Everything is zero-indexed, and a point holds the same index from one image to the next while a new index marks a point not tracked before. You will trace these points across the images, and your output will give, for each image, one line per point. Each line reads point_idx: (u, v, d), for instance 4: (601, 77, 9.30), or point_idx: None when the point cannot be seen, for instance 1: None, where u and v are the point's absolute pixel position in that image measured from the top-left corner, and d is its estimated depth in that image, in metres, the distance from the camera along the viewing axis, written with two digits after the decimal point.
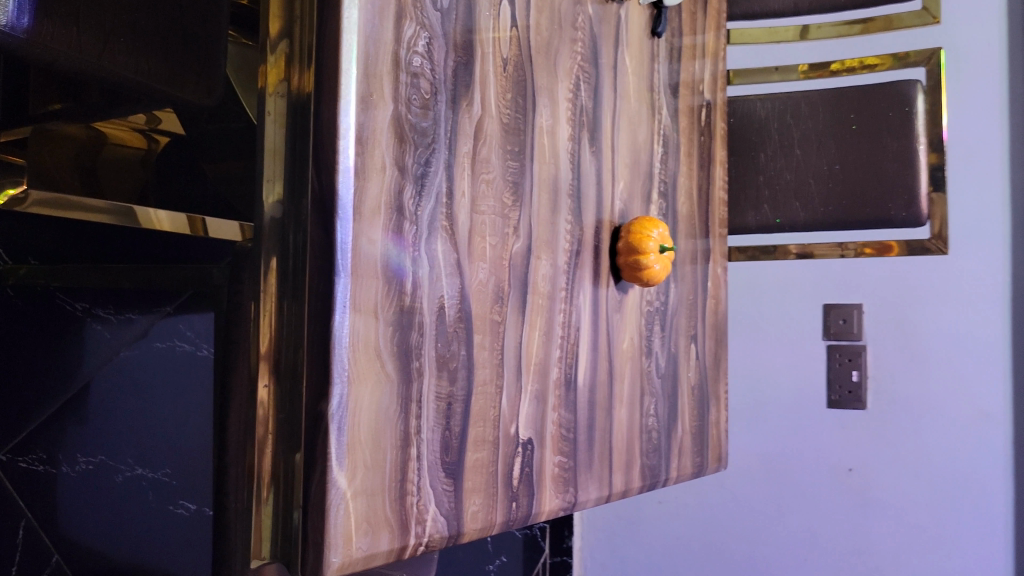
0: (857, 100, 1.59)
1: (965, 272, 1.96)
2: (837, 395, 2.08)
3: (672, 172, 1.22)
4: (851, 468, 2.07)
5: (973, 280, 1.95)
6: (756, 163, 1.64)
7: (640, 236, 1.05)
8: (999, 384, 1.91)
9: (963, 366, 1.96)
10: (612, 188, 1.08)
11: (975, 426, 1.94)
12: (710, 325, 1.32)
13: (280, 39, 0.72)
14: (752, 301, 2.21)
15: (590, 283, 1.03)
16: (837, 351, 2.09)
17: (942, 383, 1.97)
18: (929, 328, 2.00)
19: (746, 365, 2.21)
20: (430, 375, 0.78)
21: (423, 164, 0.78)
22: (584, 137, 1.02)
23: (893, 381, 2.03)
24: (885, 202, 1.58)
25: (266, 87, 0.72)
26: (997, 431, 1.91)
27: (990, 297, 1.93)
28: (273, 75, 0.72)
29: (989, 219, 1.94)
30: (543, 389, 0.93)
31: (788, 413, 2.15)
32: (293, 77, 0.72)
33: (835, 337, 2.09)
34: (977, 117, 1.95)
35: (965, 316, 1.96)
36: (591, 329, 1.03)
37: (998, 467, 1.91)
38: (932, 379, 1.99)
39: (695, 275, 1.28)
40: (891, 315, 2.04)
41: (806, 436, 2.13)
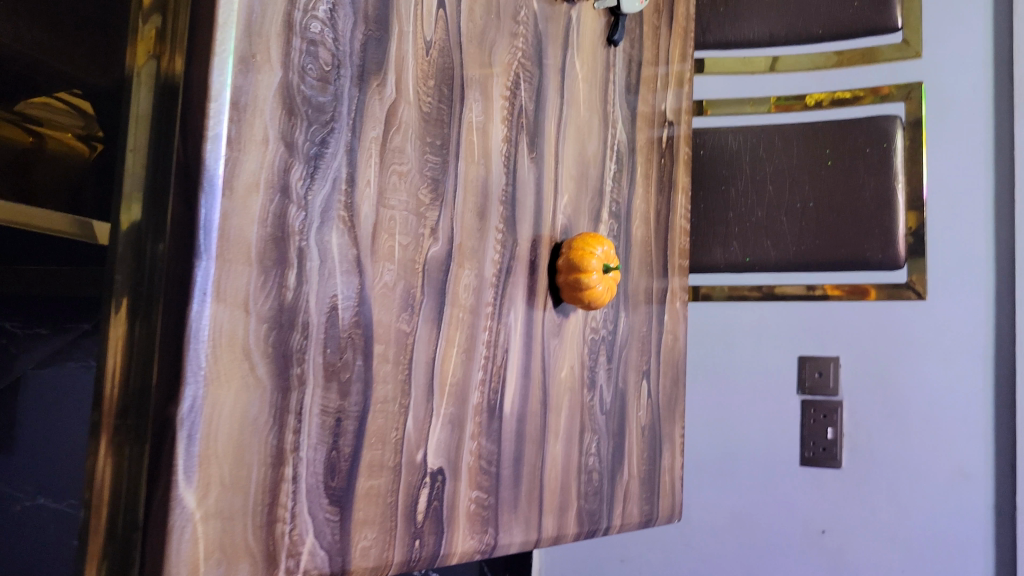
0: (833, 136, 1.52)
1: (943, 319, 1.81)
2: (811, 452, 1.90)
3: (627, 193, 1.13)
4: (824, 529, 1.89)
5: (951, 328, 1.80)
6: (726, 198, 1.56)
7: (583, 254, 0.95)
8: (981, 440, 1.76)
9: (942, 422, 1.80)
10: (555, 202, 0.99)
11: (954, 485, 1.77)
12: (665, 362, 1.21)
13: (153, 10, 0.63)
14: (718, 344, 2.04)
15: (523, 302, 0.93)
16: (810, 406, 1.91)
17: (920, 438, 1.81)
18: (904, 380, 1.83)
19: (711, 417, 2.02)
20: (314, 385, 0.68)
21: (319, 144, 0.68)
22: (521, 140, 0.93)
23: (867, 437, 1.86)
24: (862, 243, 1.50)
25: (134, 62, 0.63)
26: (978, 491, 1.76)
27: (970, 346, 1.78)
28: (143, 49, 0.63)
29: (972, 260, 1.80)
30: (460, 415, 0.83)
31: (756, 472, 1.96)
32: (165, 51, 0.62)
33: (810, 392, 1.92)
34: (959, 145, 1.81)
35: (945, 368, 1.80)
36: (523, 353, 0.93)
37: (979, 530, 1.75)
38: (909, 435, 1.82)
39: (650, 307, 1.18)
40: (866, 366, 1.87)
41: (773, 495, 1.94)
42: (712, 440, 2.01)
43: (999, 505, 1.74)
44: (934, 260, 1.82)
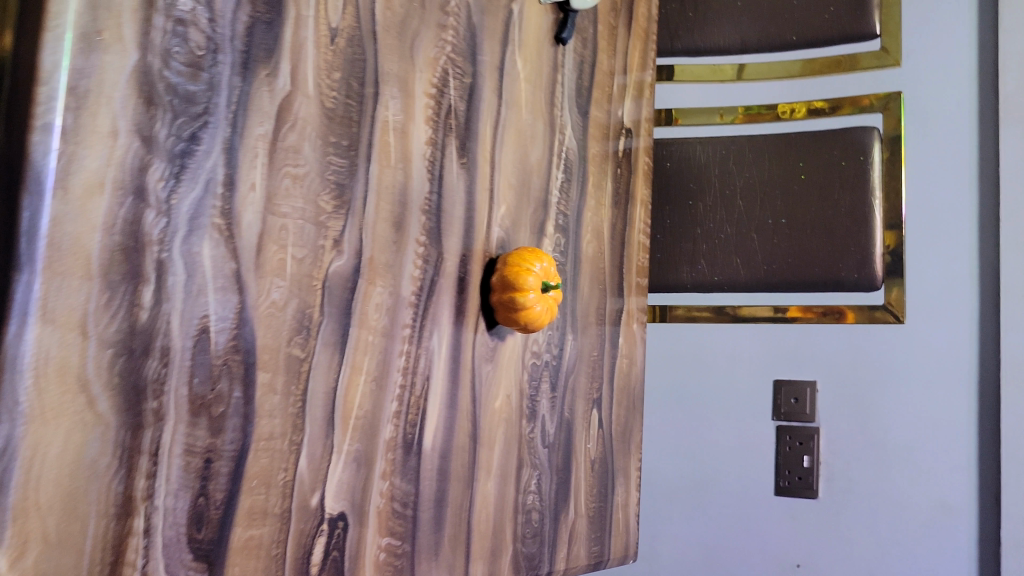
0: (805, 147, 1.49)
1: (921, 317, 1.43)
2: (784, 483, 1.48)
3: (576, 204, 1.04)
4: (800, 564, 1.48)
5: (929, 327, 1.42)
6: (694, 214, 1.55)
7: (517, 271, 0.86)
8: (960, 461, 1.39)
9: (930, 452, 1.41)
10: (490, 213, 0.89)
11: (935, 518, 1.40)
12: (618, 389, 1.11)
13: None
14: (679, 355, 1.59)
15: (449, 324, 0.83)
16: (785, 433, 1.49)
17: (894, 462, 1.43)
18: (896, 403, 1.43)
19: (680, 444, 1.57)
20: (175, 421, 0.58)
21: (188, 140, 0.59)
22: (449, 143, 0.83)
23: (857, 467, 1.45)
24: (836, 261, 1.47)
25: None
26: (960, 524, 1.38)
27: (953, 348, 1.41)
28: None
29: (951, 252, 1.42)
30: (369, 452, 0.73)
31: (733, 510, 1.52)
32: None
33: (786, 417, 1.49)
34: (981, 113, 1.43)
35: (928, 374, 1.42)
36: (448, 380, 0.83)
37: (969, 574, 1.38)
38: (887, 458, 1.43)
39: (602, 329, 1.08)
40: (854, 386, 1.46)
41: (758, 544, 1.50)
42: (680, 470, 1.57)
43: (989, 542, 1.37)
44: (928, 251, 1.43)
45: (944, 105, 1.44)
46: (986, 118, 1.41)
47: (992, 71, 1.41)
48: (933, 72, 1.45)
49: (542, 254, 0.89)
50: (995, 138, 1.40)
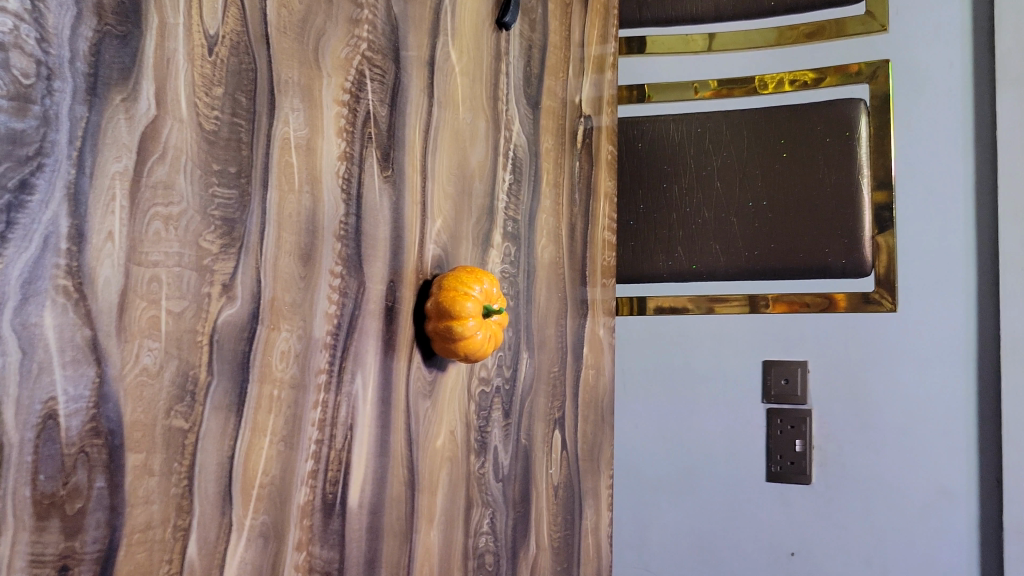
0: (786, 123, 1.39)
1: (916, 294, 1.31)
2: (776, 467, 1.36)
3: (528, 205, 0.93)
4: (793, 553, 1.36)
5: (924, 304, 1.30)
6: (668, 198, 1.45)
7: (453, 296, 0.76)
8: (961, 446, 1.27)
9: (927, 438, 1.29)
10: (424, 228, 0.79)
11: (934, 507, 1.28)
12: (584, 402, 1.02)
13: None
14: (655, 341, 1.46)
15: (376, 361, 0.73)
16: (776, 417, 1.37)
17: (889, 447, 1.31)
18: (893, 385, 1.31)
19: (663, 428, 1.45)
20: (15, 530, 0.48)
21: (15, 189, 0.48)
22: (367, 155, 0.73)
23: (853, 451, 1.33)
24: (822, 246, 1.37)
25: None
26: (961, 513, 1.27)
27: (951, 326, 1.29)
28: None
29: (946, 222, 1.29)
30: (279, 524, 0.64)
31: (726, 495, 1.40)
32: None
33: (777, 400, 1.37)
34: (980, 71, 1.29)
35: (925, 354, 1.29)
36: (377, 426, 0.73)
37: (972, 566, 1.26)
38: (881, 443, 1.31)
39: (563, 341, 0.98)
40: (848, 368, 1.34)
41: (753, 532, 1.38)
42: (665, 457, 1.44)
43: (993, 532, 1.25)
44: (921, 225, 1.31)
45: (937, 68, 1.32)
46: (982, 82, 1.29)
47: (988, 29, 1.29)
48: (924, 33, 1.33)
49: (485, 273, 0.79)
50: (991, 102, 1.28)
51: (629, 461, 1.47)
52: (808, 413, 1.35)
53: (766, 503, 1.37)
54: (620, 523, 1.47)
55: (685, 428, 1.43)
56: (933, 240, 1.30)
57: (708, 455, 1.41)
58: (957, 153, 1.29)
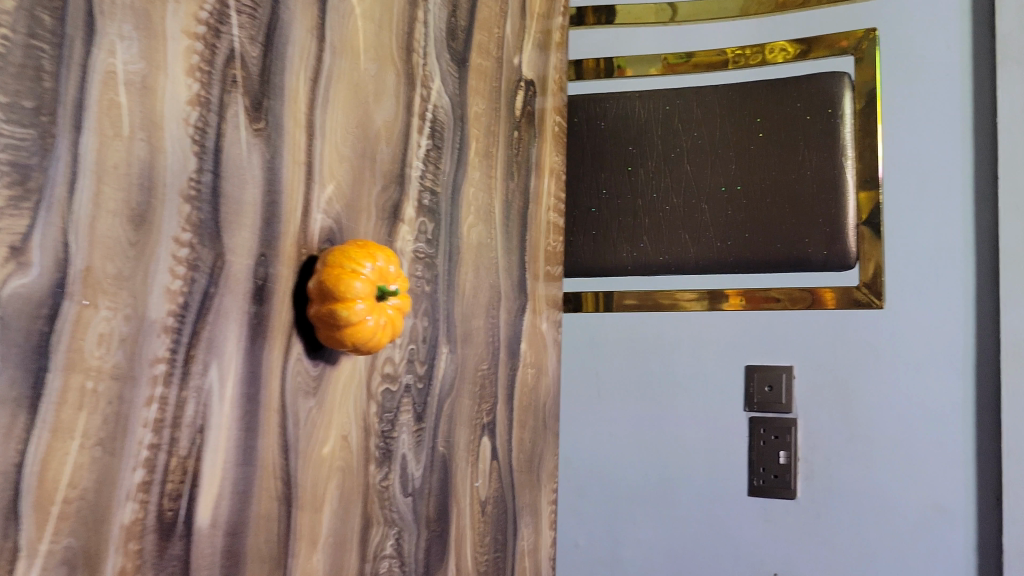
0: (763, 99, 1.26)
1: (907, 291, 1.18)
2: (758, 481, 1.23)
3: (451, 176, 0.81)
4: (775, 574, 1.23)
5: (917, 301, 1.18)
6: (634, 182, 1.33)
7: (339, 275, 0.63)
8: (956, 458, 1.14)
9: (919, 449, 1.16)
10: (309, 194, 0.66)
11: (926, 525, 1.15)
12: (520, 406, 0.89)
13: None
14: (621, 342, 1.33)
15: (240, 351, 0.60)
16: (759, 426, 1.24)
17: (877, 459, 1.18)
18: (880, 390, 1.19)
19: (631, 437, 1.31)
20: None
21: None
22: (230, 100, 0.60)
23: (839, 464, 1.20)
24: (801, 235, 1.24)
25: None
26: (955, 532, 1.14)
27: (946, 325, 1.16)
28: None
29: (941, 210, 1.17)
30: (92, 550, 0.51)
31: (699, 511, 1.27)
32: None
33: (760, 408, 1.24)
34: (980, 45, 1.17)
35: (918, 356, 1.17)
36: (240, 429, 0.60)
37: None
38: (869, 454, 1.19)
39: (495, 336, 0.86)
40: (833, 372, 1.21)
41: (728, 551, 1.25)
42: (633, 468, 1.31)
43: (991, 554, 1.13)
44: (913, 213, 1.18)
45: (930, 42, 1.19)
46: (981, 56, 1.17)
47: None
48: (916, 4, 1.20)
49: (380, 247, 0.67)
50: (992, 78, 1.16)
51: (593, 472, 1.34)
52: (794, 422, 1.22)
53: (745, 520, 1.24)
54: (584, 541, 1.34)
55: (656, 438, 1.30)
56: (924, 231, 1.18)
57: (680, 467, 1.28)
58: (955, 142, 1.17)
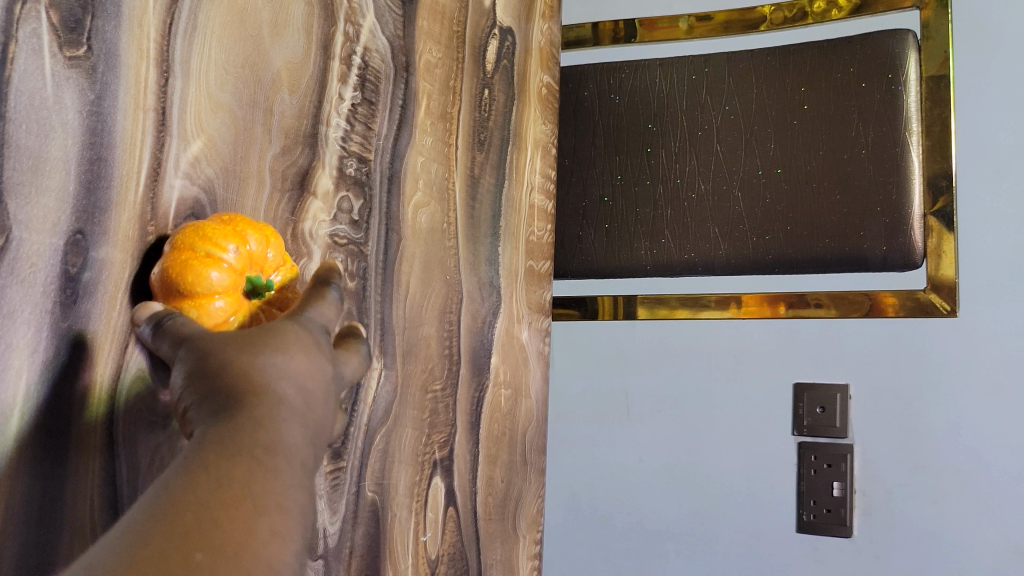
0: (808, 64, 1.06)
1: (984, 294, 1.00)
2: (807, 516, 1.03)
3: (391, 141, 0.65)
4: None
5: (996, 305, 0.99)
6: (654, 165, 1.13)
7: (190, 261, 0.45)
8: None
9: (1004, 482, 0.96)
10: (160, 151, 0.47)
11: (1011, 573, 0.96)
12: (489, 438, 0.75)
13: None
14: (646, 355, 1.14)
15: (35, 373, 0.41)
16: (809, 453, 1.04)
17: (952, 493, 0.98)
18: (949, 406, 0.99)
19: (655, 460, 1.11)
20: None
21: None
22: (25, 12, 0.40)
23: (904, 496, 1.00)
24: (855, 228, 1.03)
25: None
26: None
27: None
28: None
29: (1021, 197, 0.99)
30: None
31: (736, 555, 1.07)
32: None
33: (810, 433, 1.04)
34: None
35: (999, 368, 0.98)
36: (32, 484, 0.41)
37: None
38: (942, 487, 0.99)
39: (452, 346, 0.70)
40: (893, 388, 1.02)
41: None
42: (659, 502, 1.11)
43: None
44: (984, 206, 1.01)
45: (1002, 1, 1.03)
46: None
47: None
48: None
49: (256, 224, 0.48)
50: None
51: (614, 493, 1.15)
52: (850, 449, 1.03)
53: (791, 563, 1.04)
54: None
55: (688, 463, 1.10)
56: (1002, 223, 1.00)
57: (712, 504, 1.08)
58: None
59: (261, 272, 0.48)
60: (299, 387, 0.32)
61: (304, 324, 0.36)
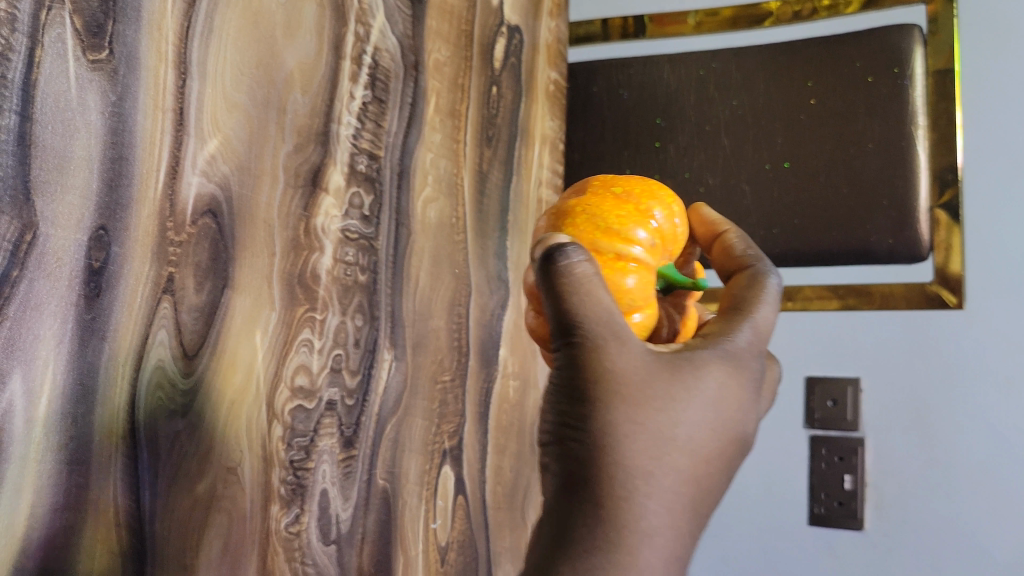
0: (814, 60, 1.08)
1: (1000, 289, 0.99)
2: (819, 509, 1.02)
3: (401, 139, 0.67)
4: None
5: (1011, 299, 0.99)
6: (662, 159, 1.14)
7: (596, 257, 0.53)
8: None
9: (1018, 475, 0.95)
10: (178, 150, 0.49)
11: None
12: (494, 430, 0.80)
13: None
14: None
15: (61, 362, 0.42)
16: (821, 447, 1.03)
17: (968, 487, 0.97)
18: (968, 408, 0.98)
19: None
20: None
21: None
22: (50, 18, 0.41)
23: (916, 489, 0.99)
24: (862, 221, 1.04)
25: None
26: None
27: None
28: None
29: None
30: None
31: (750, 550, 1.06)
32: None
33: (821, 426, 1.04)
34: None
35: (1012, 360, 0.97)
36: (58, 472, 0.42)
37: None
38: (956, 481, 0.98)
39: (461, 336, 0.75)
40: (909, 383, 1.01)
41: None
42: None
43: None
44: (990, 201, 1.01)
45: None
46: None
47: None
48: None
49: (641, 189, 0.57)
50: None
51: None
52: (861, 443, 1.02)
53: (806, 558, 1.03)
54: None
55: None
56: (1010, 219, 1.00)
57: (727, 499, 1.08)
58: None
59: (664, 249, 0.56)
60: (680, 430, 0.44)
61: (712, 360, 0.46)
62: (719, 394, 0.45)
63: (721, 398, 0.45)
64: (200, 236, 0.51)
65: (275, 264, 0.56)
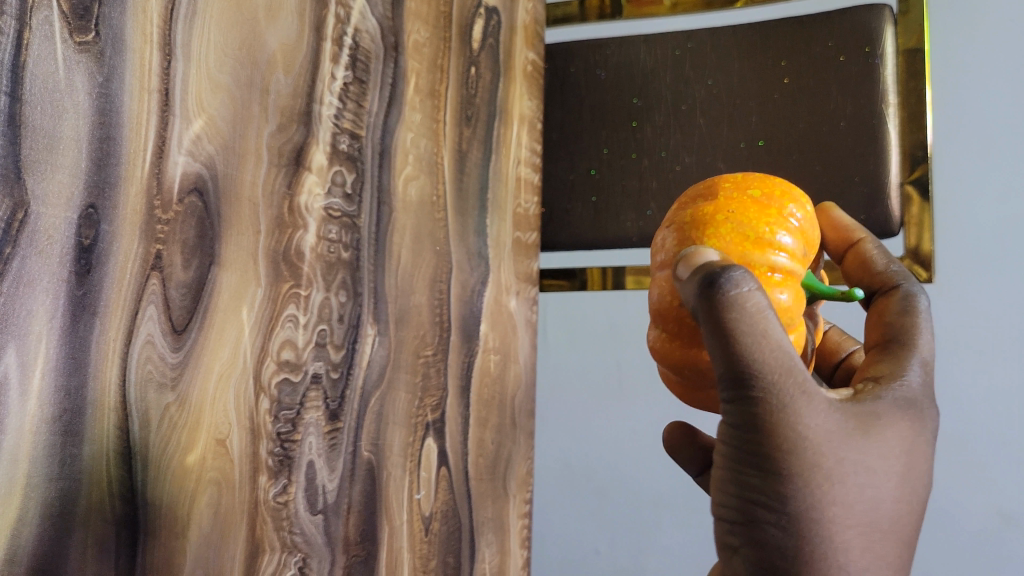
0: (786, 39, 1.09)
1: None
2: None
3: (381, 118, 0.69)
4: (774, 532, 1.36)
5: None
6: (639, 139, 1.16)
7: (752, 267, 0.58)
8: None
9: None
10: (164, 130, 0.50)
11: None
12: (477, 403, 0.82)
13: None
14: None
15: (54, 336, 0.43)
16: None
17: None
18: None
19: None
20: None
21: None
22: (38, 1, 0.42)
23: None
24: (835, 198, 1.07)
25: None
26: None
27: None
28: None
29: None
30: None
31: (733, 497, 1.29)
32: None
33: None
34: None
35: None
36: (52, 444, 0.43)
37: None
38: None
39: (443, 313, 0.76)
40: None
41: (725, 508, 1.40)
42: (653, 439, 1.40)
43: None
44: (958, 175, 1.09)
45: None
46: None
47: None
48: None
49: (777, 192, 0.62)
50: None
51: (625, 480, 1.41)
52: None
53: None
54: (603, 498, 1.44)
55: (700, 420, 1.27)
56: None
57: None
58: None
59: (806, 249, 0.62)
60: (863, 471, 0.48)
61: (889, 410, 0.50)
62: (897, 438, 0.49)
63: (898, 442, 0.49)
64: (187, 214, 0.52)
65: (260, 242, 0.57)
